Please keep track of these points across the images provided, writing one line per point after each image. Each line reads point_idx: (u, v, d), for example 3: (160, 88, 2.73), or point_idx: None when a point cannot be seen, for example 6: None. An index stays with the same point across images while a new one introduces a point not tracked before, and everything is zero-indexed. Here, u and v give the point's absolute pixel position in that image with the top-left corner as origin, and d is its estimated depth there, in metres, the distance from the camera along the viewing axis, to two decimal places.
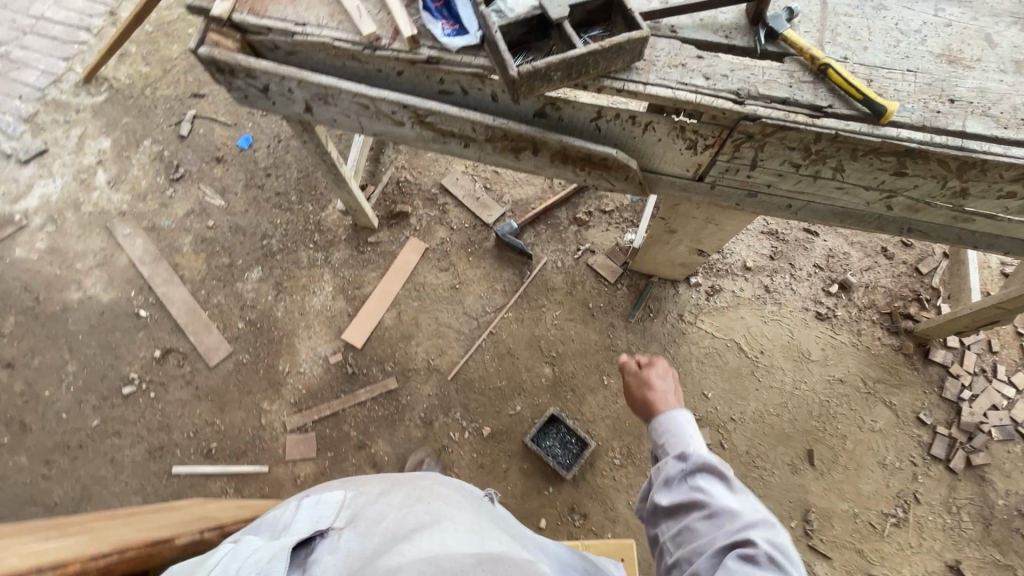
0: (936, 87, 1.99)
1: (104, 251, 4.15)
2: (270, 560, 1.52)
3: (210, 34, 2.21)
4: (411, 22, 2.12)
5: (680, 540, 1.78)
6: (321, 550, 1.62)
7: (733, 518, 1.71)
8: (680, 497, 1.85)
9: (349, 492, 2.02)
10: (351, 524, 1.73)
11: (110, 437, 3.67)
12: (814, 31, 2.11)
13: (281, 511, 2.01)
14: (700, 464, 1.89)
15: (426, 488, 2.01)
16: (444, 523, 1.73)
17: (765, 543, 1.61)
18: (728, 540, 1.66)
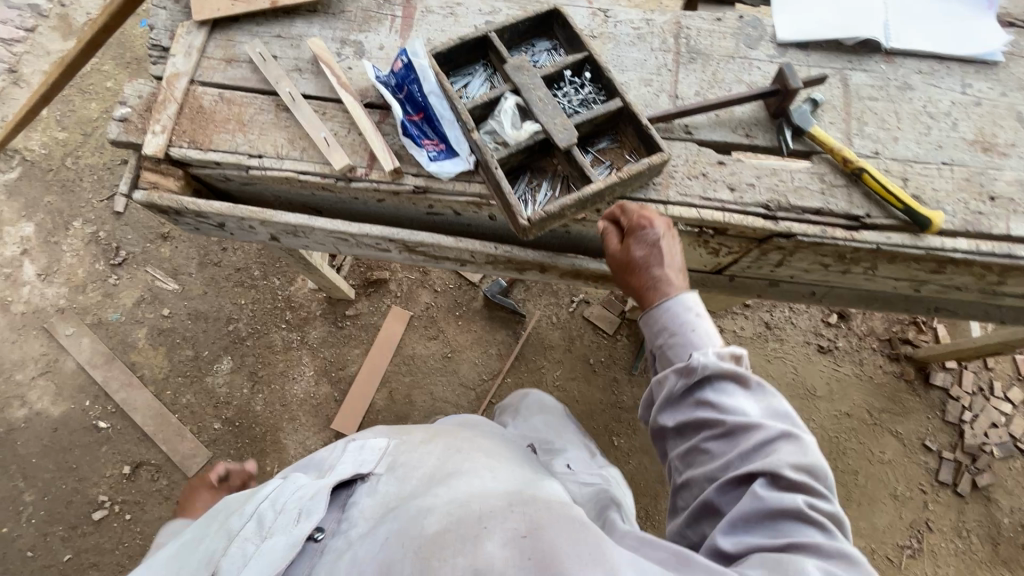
0: (975, 181, 1.84)
1: (47, 356, 3.68)
2: (312, 497, 1.66)
3: (146, 175, 1.84)
4: (389, 150, 1.81)
5: (689, 463, 1.49)
6: (364, 493, 1.73)
7: (752, 437, 1.41)
8: (687, 417, 1.50)
9: (395, 436, 2.05)
10: (396, 468, 1.80)
11: (85, 570, 3.28)
12: (840, 121, 1.92)
13: (326, 451, 2.05)
14: (708, 374, 1.49)
15: (467, 438, 2.01)
16: (481, 467, 1.75)
17: (788, 457, 1.36)
18: (745, 464, 1.38)
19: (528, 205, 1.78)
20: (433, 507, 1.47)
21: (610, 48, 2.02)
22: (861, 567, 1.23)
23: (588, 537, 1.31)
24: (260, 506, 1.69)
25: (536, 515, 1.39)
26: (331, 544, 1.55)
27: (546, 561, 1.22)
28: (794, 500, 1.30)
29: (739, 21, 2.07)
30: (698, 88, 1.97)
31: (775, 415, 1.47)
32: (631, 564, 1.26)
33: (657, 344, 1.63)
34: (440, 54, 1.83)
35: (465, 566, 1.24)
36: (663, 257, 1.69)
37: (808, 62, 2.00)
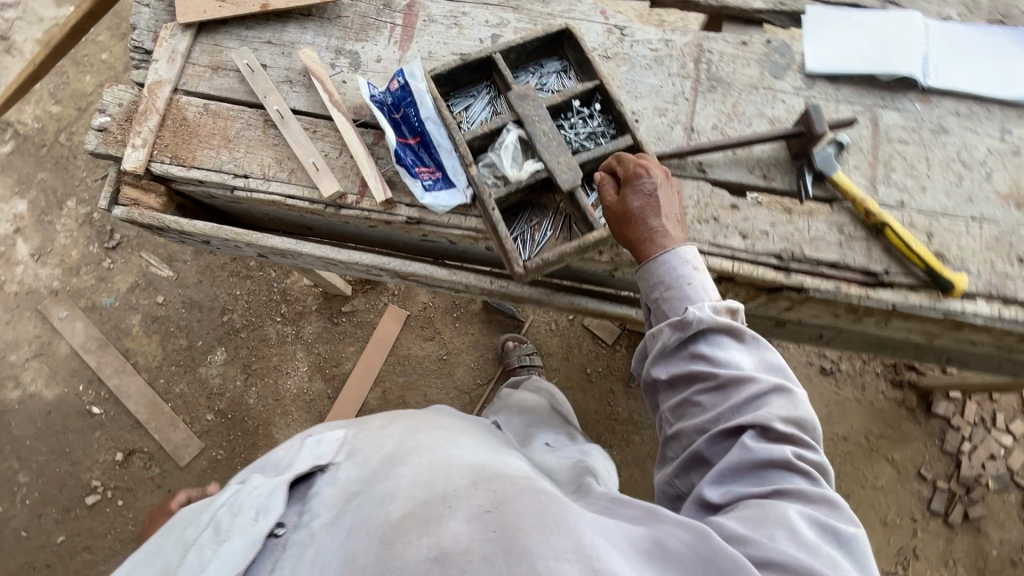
0: (1004, 241, 1.72)
1: (41, 338, 3.65)
2: (270, 493, 1.44)
3: (126, 190, 1.75)
4: (381, 179, 1.70)
5: (680, 415, 1.41)
6: (325, 483, 1.54)
7: (745, 391, 1.32)
8: (680, 370, 1.41)
9: (356, 422, 1.85)
10: (359, 456, 1.62)
11: (79, 553, 3.33)
12: (865, 166, 1.79)
13: (285, 447, 1.76)
14: (702, 327, 1.39)
15: (430, 419, 1.85)
16: (442, 445, 1.62)
17: (779, 410, 1.28)
18: (736, 417, 1.30)
19: (526, 245, 1.69)
20: (398, 492, 1.32)
21: (624, 72, 1.88)
22: (847, 514, 1.18)
23: (557, 510, 1.17)
24: (217, 511, 1.43)
25: (501, 490, 1.23)
26: (294, 539, 1.36)
27: (511, 536, 1.07)
28: (783, 452, 1.23)
29: (765, 46, 1.92)
30: (716, 120, 1.84)
31: (768, 368, 1.38)
32: (598, 531, 1.13)
33: (653, 297, 1.49)
34: (439, 76, 1.69)
35: (429, 548, 1.08)
36: (661, 207, 1.52)
37: (837, 98, 1.86)
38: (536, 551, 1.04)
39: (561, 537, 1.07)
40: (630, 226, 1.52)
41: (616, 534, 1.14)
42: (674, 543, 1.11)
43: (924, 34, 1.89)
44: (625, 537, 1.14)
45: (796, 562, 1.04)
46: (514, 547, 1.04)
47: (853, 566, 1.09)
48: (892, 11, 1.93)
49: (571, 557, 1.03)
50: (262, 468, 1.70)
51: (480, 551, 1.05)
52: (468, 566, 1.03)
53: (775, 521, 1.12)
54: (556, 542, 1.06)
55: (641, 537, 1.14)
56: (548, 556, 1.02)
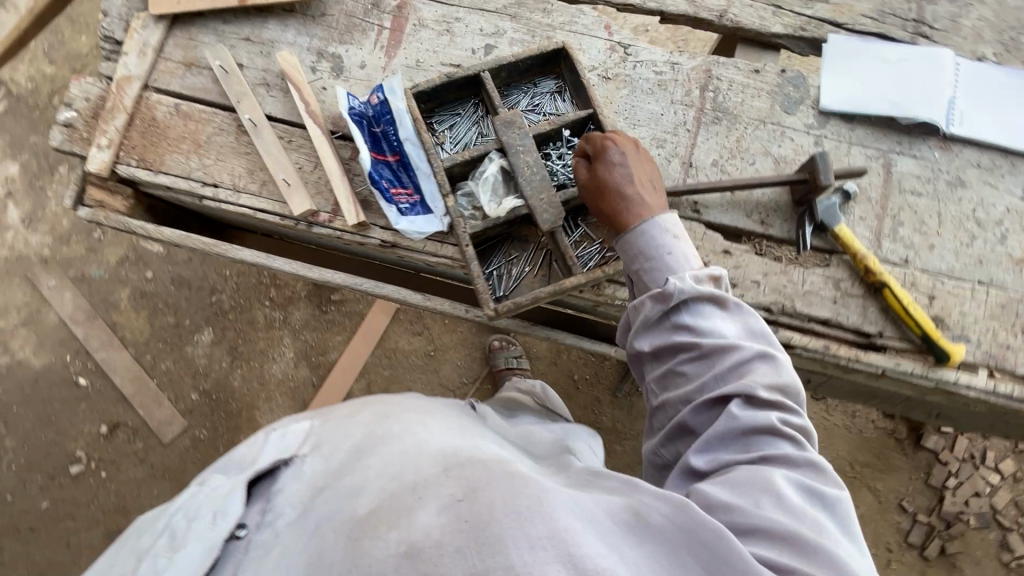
0: (1010, 310, 1.62)
1: (30, 306, 3.65)
2: (226, 496, 1.30)
3: (91, 191, 1.67)
4: (353, 200, 1.60)
5: (664, 386, 1.35)
6: (290, 479, 1.39)
7: (729, 359, 1.26)
8: (663, 341, 1.34)
9: (322, 413, 1.71)
10: (326, 447, 1.47)
11: (62, 520, 3.41)
12: (872, 217, 1.67)
13: (248, 444, 1.57)
14: (683, 297, 1.32)
15: (405, 404, 1.68)
16: (412, 424, 1.48)
17: (763, 377, 1.23)
18: (720, 387, 1.24)
19: (502, 280, 1.58)
20: (367, 484, 1.19)
21: (624, 96, 1.75)
22: (831, 477, 1.15)
23: (531, 490, 1.02)
24: (173, 518, 1.30)
25: (473, 473, 1.09)
26: (257, 541, 1.24)
27: (484, 527, 0.93)
28: (768, 418, 1.19)
29: (779, 76, 1.78)
30: (716, 156, 1.72)
31: (751, 334, 1.33)
32: (576, 513, 1.01)
33: (632, 268, 1.44)
34: (422, 92, 1.58)
35: (397, 543, 0.94)
36: (635, 176, 1.46)
37: (850, 139, 1.73)
38: (511, 542, 0.91)
39: (537, 523, 0.94)
40: (604, 198, 1.46)
41: (595, 516, 1.03)
42: (652, 515, 1.02)
43: (951, 75, 1.75)
44: (601, 515, 1.04)
45: (779, 529, 1.01)
46: (487, 538, 0.91)
47: (836, 528, 1.07)
48: (920, 46, 1.78)
49: (548, 548, 0.90)
50: (223, 469, 1.51)
51: (451, 546, 0.91)
52: (438, 563, 0.90)
53: (758, 488, 1.09)
54: (530, 530, 0.93)
55: (618, 510, 1.06)
56: (523, 547, 0.90)
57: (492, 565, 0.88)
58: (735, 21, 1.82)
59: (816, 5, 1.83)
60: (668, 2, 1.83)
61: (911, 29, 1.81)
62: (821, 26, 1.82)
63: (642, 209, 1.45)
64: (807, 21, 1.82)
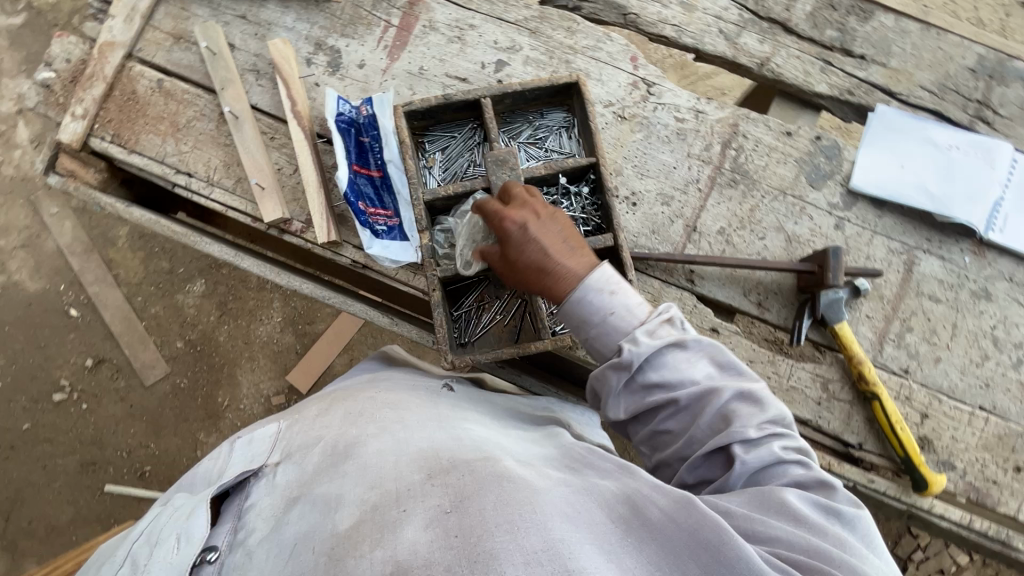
0: (1005, 443, 1.51)
1: (30, 230, 3.65)
2: (189, 516, 1.06)
3: (63, 161, 1.60)
4: (327, 215, 1.50)
5: (654, 447, 1.18)
6: (261, 493, 1.11)
7: (709, 408, 1.08)
8: (636, 408, 1.15)
9: (292, 412, 1.46)
10: (296, 450, 1.20)
11: (41, 444, 3.52)
12: (879, 317, 1.55)
13: (213, 459, 1.38)
14: (641, 357, 1.11)
15: (381, 394, 1.39)
16: (391, 414, 1.27)
17: (752, 417, 1.06)
18: (709, 442, 1.07)
19: (470, 325, 1.52)
20: (346, 491, 0.98)
21: (637, 140, 1.60)
22: (844, 494, 1.01)
23: (521, 496, 0.90)
24: (131, 547, 1.05)
25: (461, 479, 0.95)
26: (230, 564, 0.97)
27: (475, 542, 0.82)
28: (771, 451, 1.03)
29: (812, 143, 1.61)
30: (724, 223, 1.58)
31: (727, 370, 1.15)
32: (571, 519, 0.89)
33: (581, 342, 1.21)
34: (415, 111, 1.44)
35: (382, 562, 0.80)
36: (551, 235, 1.21)
37: (876, 227, 1.58)
38: (504, 556, 0.80)
39: (530, 534, 0.83)
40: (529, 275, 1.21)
41: (592, 518, 0.91)
42: (651, 508, 0.93)
43: (1004, 173, 1.57)
44: (596, 515, 0.92)
45: (797, 544, 0.88)
46: (479, 554, 0.80)
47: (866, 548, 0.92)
48: (977, 133, 1.59)
49: (545, 564, 0.78)
50: (189, 487, 1.34)
51: (442, 564, 0.78)
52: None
53: (773, 506, 0.96)
54: (523, 543, 0.82)
55: (612, 502, 0.96)
56: (519, 564, 0.78)
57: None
58: (777, 72, 1.64)
59: (871, 67, 1.63)
60: (707, 40, 1.64)
61: (972, 111, 1.61)
62: (872, 92, 1.63)
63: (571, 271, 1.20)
64: (857, 84, 1.63)
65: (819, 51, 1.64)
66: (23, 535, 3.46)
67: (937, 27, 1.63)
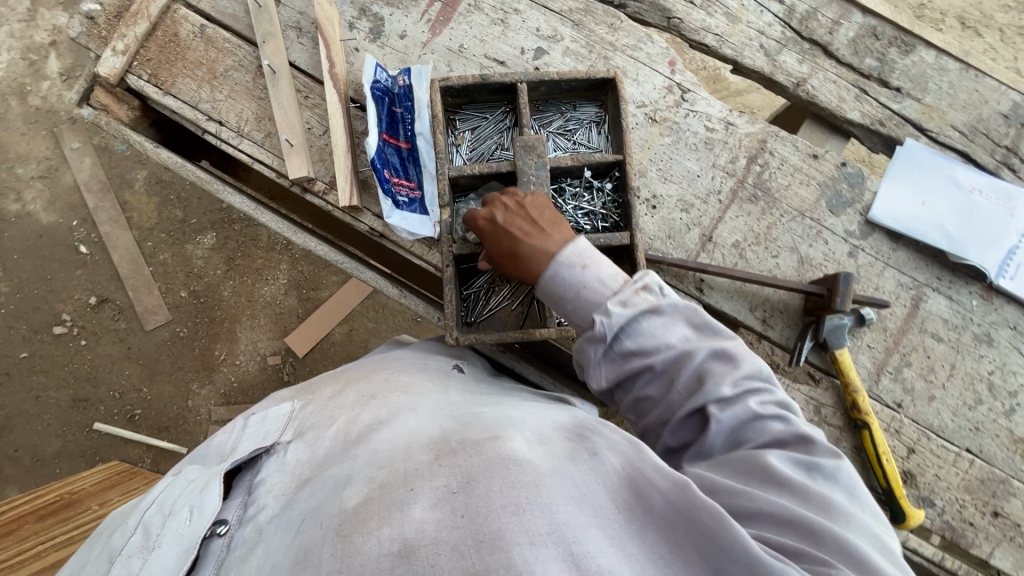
0: (986, 488, 1.52)
1: (50, 162, 3.67)
2: (203, 489, 1.10)
3: (98, 94, 1.62)
4: (350, 181, 1.51)
5: (638, 413, 1.16)
6: (273, 469, 1.17)
7: (685, 369, 1.05)
8: (614, 376, 1.13)
9: (304, 393, 1.50)
10: (309, 431, 1.26)
11: (36, 374, 3.56)
12: (880, 348, 1.56)
13: (229, 432, 1.42)
14: (613, 327, 1.10)
15: (393, 376, 1.44)
16: (399, 399, 1.30)
17: (725, 375, 1.02)
18: (686, 405, 1.04)
19: (478, 305, 1.54)
20: (355, 471, 0.99)
21: (665, 144, 1.62)
22: (826, 446, 0.96)
23: (526, 479, 0.88)
24: (145, 517, 1.07)
25: (469, 460, 0.93)
26: (239, 538, 1.01)
27: (481, 522, 0.80)
28: (747, 408, 0.99)
29: (837, 168, 1.62)
30: (740, 237, 1.59)
31: (704, 329, 1.11)
32: (574, 501, 0.87)
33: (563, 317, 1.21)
34: (451, 88, 1.45)
35: (390, 540, 0.80)
36: (527, 222, 1.26)
37: (888, 259, 1.59)
38: (510, 537, 0.78)
39: (535, 516, 0.82)
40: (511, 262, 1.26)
41: (597, 501, 0.88)
42: (653, 496, 0.87)
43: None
44: (601, 498, 0.89)
45: (779, 514, 0.84)
46: (486, 535, 0.79)
47: (849, 502, 0.88)
48: (1002, 179, 1.60)
49: (551, 545, 0.77)
50: (202, 458, 1.36)
51: (449, 543, 0.78)
52: (435, 561, 0.76)
53: (759, 471, 0.92)
54: (529, 525, 0.80)
55: (617, 483, 0.92)
56: (523, 544, 0.77)
57: (492, 563, 0.75)
58: (812, 94, 1.64)
59: (905, 100, 1.64)
60: (746, 53, 1.65)
61: (999, 156, 1.62)
62: (903, 125, 1.64)
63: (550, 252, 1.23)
64: (890, 115, 1.64)
65: (856, 78, 1.65)
66: (7, 462, 3.49)
67: (976, 69, 1.64)
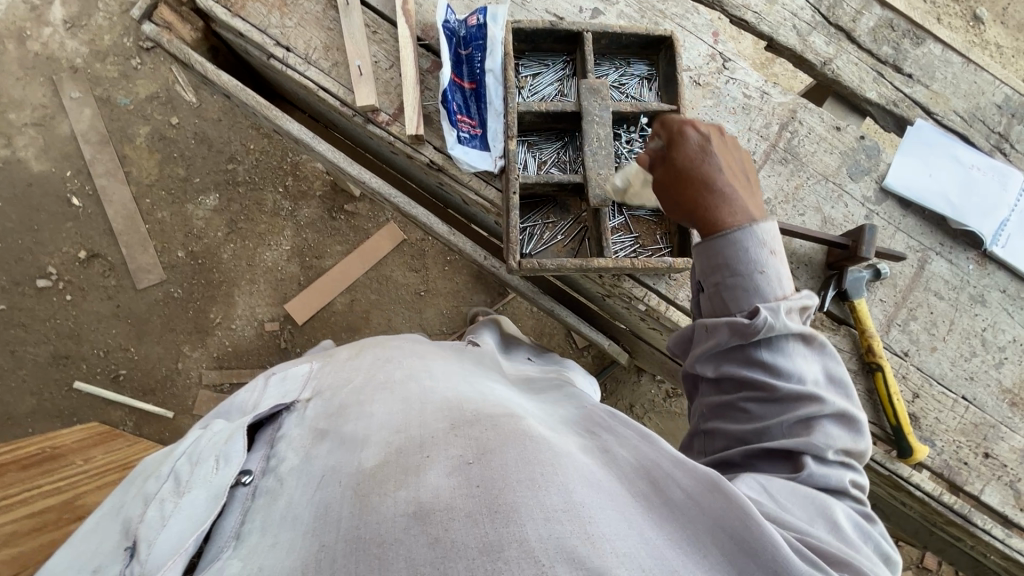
0: (979, 431, 1.68)
1: (45, 110, 3.54)
2: (227, 440, 1.06)
3: (162, 11, 1.64)
4: (419, 111, 1.57)
5: (716, 415, 1.32)
6: (292, 425, 1.15)
7: (800, 413, 1.19)
8: (733, 372, 1.28)
9: (323, 355, 1.51)
10: (328, 389, 1.26)
11: (13, 328, 3.38)
12: (890, 302, 1.73)
13: (250, 390, 1.38)
14: (769, 330, 1.23)
15: (406, 345, 1.53)
16: (409, 370, 1.30)
17: (834, 440, 1.18)
18: (784, 439, 1.18)
19: (533, 240, 1.61)
20: (371, 433, 1.02)
21: (707, 106, 1.75)
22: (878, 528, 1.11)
23: (544, 457, 0.91)
24: (177, 464, 1.04)
25: (484, 431, 0.97)
26: (264, 487, 0.99)
27: (496, 495, 0.82)
28: (839, 478, 1.14)
29: (857, 141, 1.79)
30: (771, 195, 1.73)
31: (829, 388, 1.27)
32: (592, 486, 0.90)
33: (711, 283, 1.35)
34: (521, 31, 1.56)
35: (405, 502, 0.82)
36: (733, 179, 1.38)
37: (899, 224, 1.76)
38: (525, 511, 0.80)
39: (551, 492, 0.84)
40: (684, 185, 1.36)
41: (612, 489, 0.94)
42: (672, 490, 0.96)
43: (1014, 198, 1.78)
44: (617, 489, 0.94)
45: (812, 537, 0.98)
46: (500, 506, 0.81)
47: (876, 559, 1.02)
48: (997, 160, 1.80)
49: (565, 522, 0.80)
50: (224, 415, 1.31)
51: (464, 509, 0.80)
52: (449, 527, 0.78)
53: (799, 501, 1.07)
54: (544, 500, 0.83)
55: (634, 478, 0.99)
56: (539, 520, 0.79)
57: (505, 536, 0.77)
58: (837, 73, 1.82)
59: (916, 86, 1.83)
60: (781, 31, 1.81)
61: (993, 141, 1.83)
62: (913, 108, 1.82)
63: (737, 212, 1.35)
64: (902, 98, 1.82)
65: (874, 62, 1.83)
66: None
67: (976, 64, 1.85)
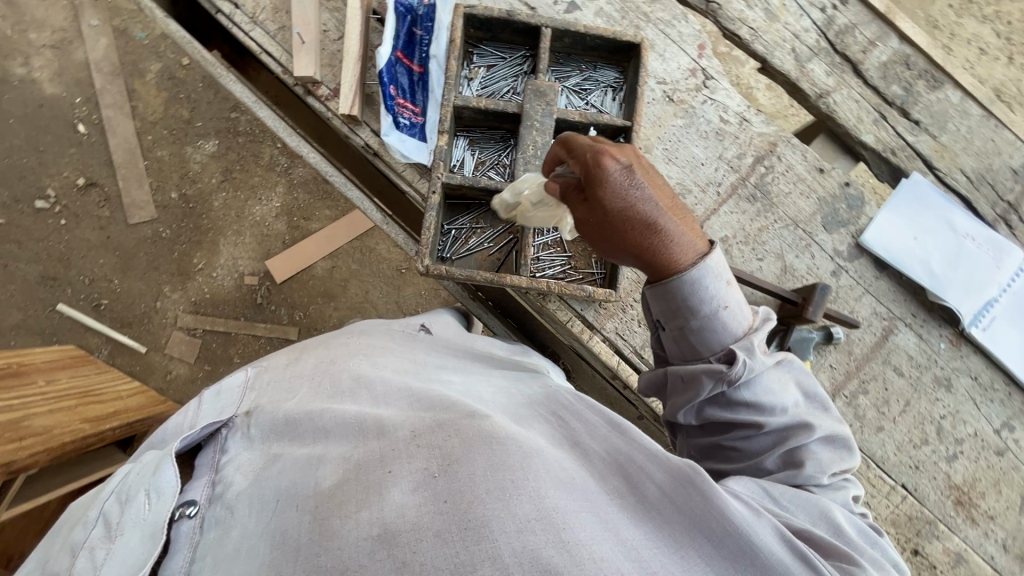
0: (913, 525, 1.52)
1: (64, 34, 3.58)
2: (157, 469, 0.88)
3: None
4: (356, 90, 1.47)
5: (705, 456, 1.15)
6: (239, 446, 0.98)
7: (794, 442, 1.04)
8: (717, 416, 1.09)
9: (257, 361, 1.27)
10: (269, 403, 1.04)
11: (8, 243, 3.49)
12: (841, 370, 1.56)
13: (184, 413, 1.11)
14: (749, 371, 1.05)
15: (355, 339, 1.28)
16: (363, 363, 1.15)
17: (830, 463, 1.04)
18: (780, 472, 1.03)
19: (456, 243, 1.52)
20: (327, 448, 0.91)
21: (676, 126, 1.60)
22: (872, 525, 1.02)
23: (514, 460, 0.81)
24: (105, 505, 0.85)
25: (447, 439, 0.85)
26: (213, 518, 0.84)
27: (463, 508, 0.74)
28: (841, 497, 1.02)
29: (839, 187, 1.61)
30: (729, 233, 1.57)
31: (811, 401, 1.13)
32: (565, 486, 0.80)
33: (674, 328, 1.11)
34: (475, 17, 1.44)
35: (368, 524, 0.73)
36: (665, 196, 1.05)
37: (869, 286, 1.59)
38: (497, 524, 0.72)
39: (522, 501, 0.75)
40: (625, 232, 1.02)
41: (589, 488, 0.84)
42: (647, 485, 0.86)
43: (1006, 277, 1.59)
44: (597, 492, 0.84)
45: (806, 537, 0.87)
46: (469, 522, 0.72)
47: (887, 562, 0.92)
48: (997, 232, 1.60)
49: (539, 533, 0.72)
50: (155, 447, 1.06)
51: (432, 528, 0.72)
52: (417, 549, 0.70)
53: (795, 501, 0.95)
54: (517, 512, 0.73)
55: (607, 474, 0.89)
56: (512, 531, 0.71)
57: (477, 555, 0.69)
58: (832, 108, 1.62)
59: (921, 135, 1.63)
60: (777, 53, 1.63)
61: (998, 210, 1.62)
62: (914, 159, 1.62)
63: (680, 247, 1.05)
64: (903, 146, 1.63)
65: (878, 102, 1.63)
66: None
67: (997, 119, 1.63)
